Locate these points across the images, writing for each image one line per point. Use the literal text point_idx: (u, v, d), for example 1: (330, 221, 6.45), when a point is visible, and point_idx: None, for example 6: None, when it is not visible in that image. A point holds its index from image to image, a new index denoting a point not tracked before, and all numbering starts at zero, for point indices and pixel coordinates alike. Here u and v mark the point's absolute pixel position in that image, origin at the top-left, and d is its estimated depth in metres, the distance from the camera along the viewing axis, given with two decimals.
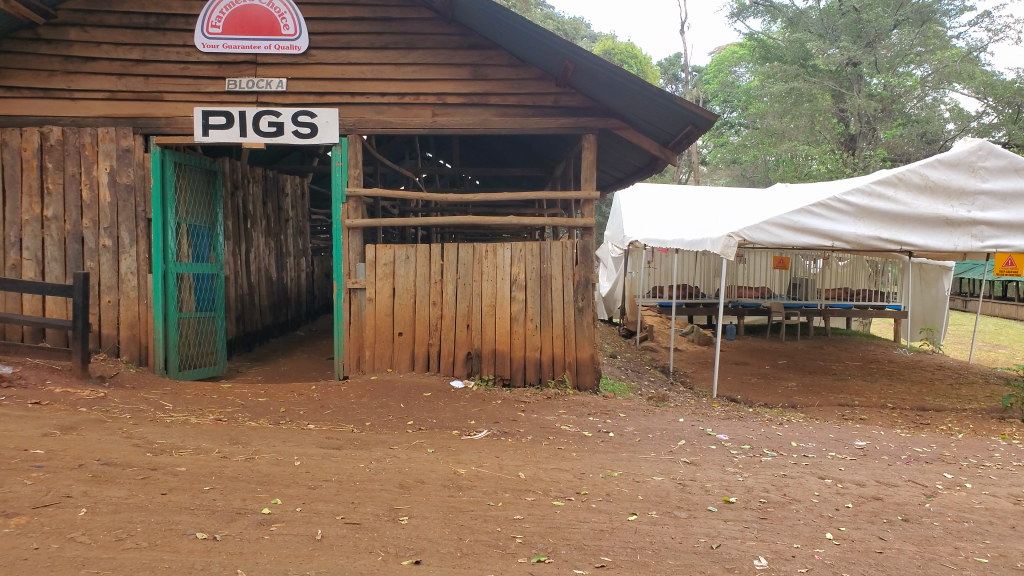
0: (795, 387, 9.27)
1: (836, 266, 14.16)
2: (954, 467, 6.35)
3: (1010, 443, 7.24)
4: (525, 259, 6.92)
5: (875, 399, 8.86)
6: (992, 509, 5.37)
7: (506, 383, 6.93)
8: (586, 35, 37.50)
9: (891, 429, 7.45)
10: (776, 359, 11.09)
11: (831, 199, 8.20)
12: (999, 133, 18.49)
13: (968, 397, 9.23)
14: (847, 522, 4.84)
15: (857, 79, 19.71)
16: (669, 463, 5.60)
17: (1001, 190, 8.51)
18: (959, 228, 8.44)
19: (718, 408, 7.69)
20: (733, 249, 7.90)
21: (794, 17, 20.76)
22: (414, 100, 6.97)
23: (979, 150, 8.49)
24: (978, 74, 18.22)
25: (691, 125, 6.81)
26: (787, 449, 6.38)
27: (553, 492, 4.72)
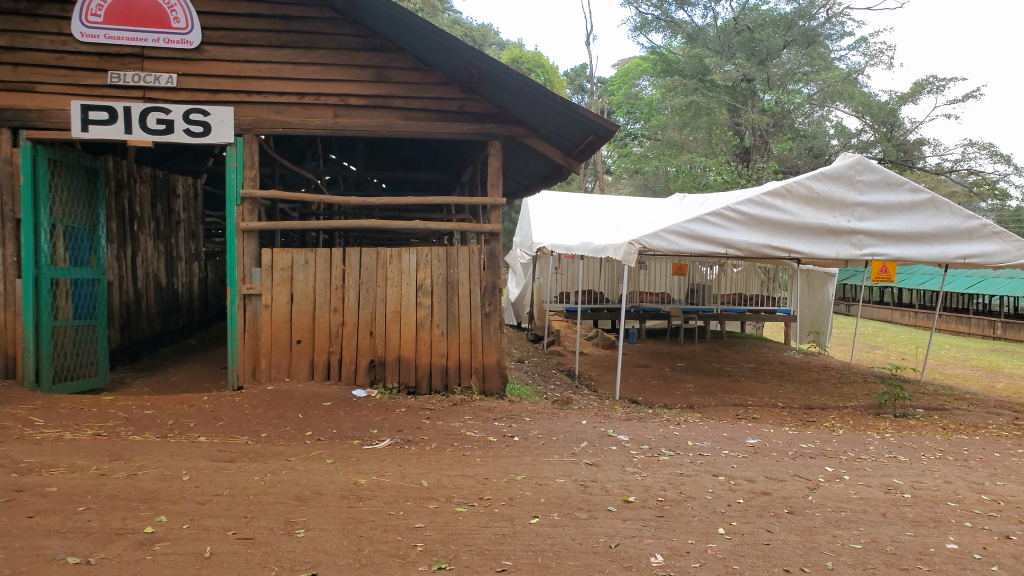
0: (692, 388, 9.58)
1: (731, 273, 14.67)
2: (834, 461, 6.72)
3: (883, 437, 7.76)
4: (431, 265, 6.86)
5: (766, 398, 9.26)
6: (865, 499, 5.75)
7: (411, 391, 6.84)
8: (493, 43, 37.73)
9: (780, 427, 7.81)
10: (675, 362, 11.43)
11: (725, 208, 8.50)
12: (875, 150, 19.85)
13: (849, 395, 9.80)
14: (737, 517, 5.04)
15: (751, 95, 20.57)
16: (572, 465, 5.67)
17: (876, 202, 9.09)
18: (840, 238, 8.96)
19: (620, 409, 7.85)
20: (634, 255, 8.05)
21: (693, 33, 21.45)
22: (315, 101, 6.80)
23: (856, 165, 9.05)
24: (857, 95, 19.71)
25: (594, 134, 6.95)
26: (684, 448, 6.57)
27: (456, 499, 4.69)
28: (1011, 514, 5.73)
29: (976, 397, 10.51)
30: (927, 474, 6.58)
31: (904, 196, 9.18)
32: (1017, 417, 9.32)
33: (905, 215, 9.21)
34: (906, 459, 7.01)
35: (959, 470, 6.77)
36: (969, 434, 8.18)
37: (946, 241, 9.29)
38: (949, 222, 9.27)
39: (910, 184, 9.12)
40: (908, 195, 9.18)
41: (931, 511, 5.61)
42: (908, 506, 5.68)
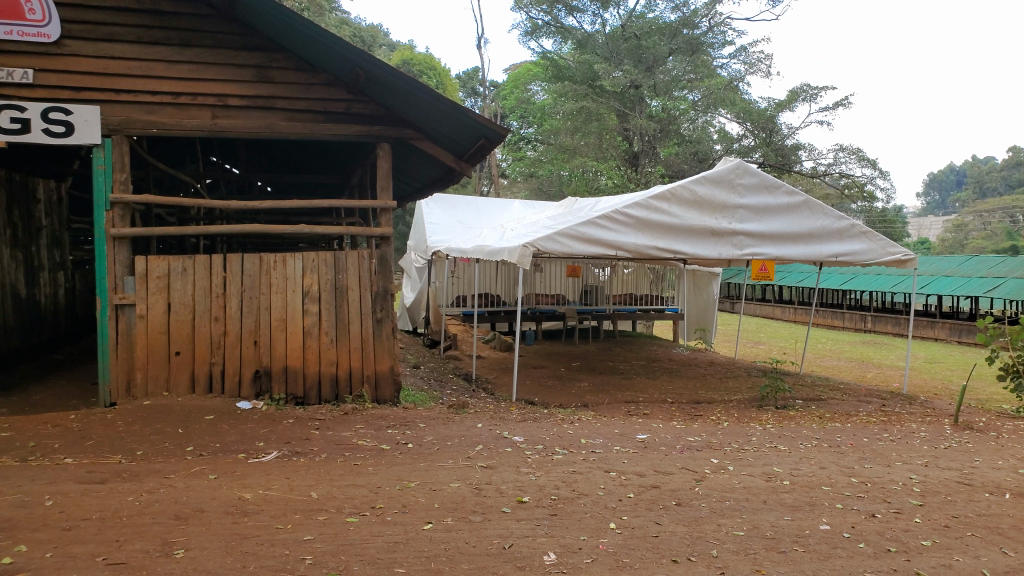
0: (587, 387, 9.75)
1: (622, 273, 15.04)
2: (720, 453, 7.00)
3: (765, 428, 8.15)
4: (318, 270, 6.70)
5: (656, 395, 9.54)
6: (747, 487, 6.03)
7: (299, 401, 6.65)
8: (384, 45, 37.42)
9: (669, 422, 8.07)
10: (571, 362, 11.62)
11: (614, 211, 8.71)
12: (755, 154, 20.82)
13: (734, 389, 10.24)
14: (627, 511, 5.17)
15: (639, 100, 21.22)
16: (467, 468, 5.66)
17: (755, 204, 9.55)
18: (722, 239, 9.35)
19: (515, 411, 7.89)
20: (528, 258, 8.09)
21: (583, 39, 22.04)
22: (191, 101, 6.50)
23: (736, 169, 9.48)
24: (738, 102, 20.46)
25: (484, 137, 6.98)
26: (577, 446, 6.68)
27: (347, 509, 4.58)
28: (877, 494, 6.15)
29: (848, 387, 11.20)
30: (803, 461, 6.96)
31: (780, 199, 9.69)
32: (884, 404, 10.01)
33: (781, 216, 9.72)
34: (785, 448, 7.38)
35: (832, 456, 7.20)
36: (841, 422, 8.71)
37: (819, 241, 9.87)
38: (820, 222, 9.86)
39: (785, 187, 9.64)
40: (783, 198, 9.70)
41: (807, 496, 5.94)
42: (786, 492, 5.99)
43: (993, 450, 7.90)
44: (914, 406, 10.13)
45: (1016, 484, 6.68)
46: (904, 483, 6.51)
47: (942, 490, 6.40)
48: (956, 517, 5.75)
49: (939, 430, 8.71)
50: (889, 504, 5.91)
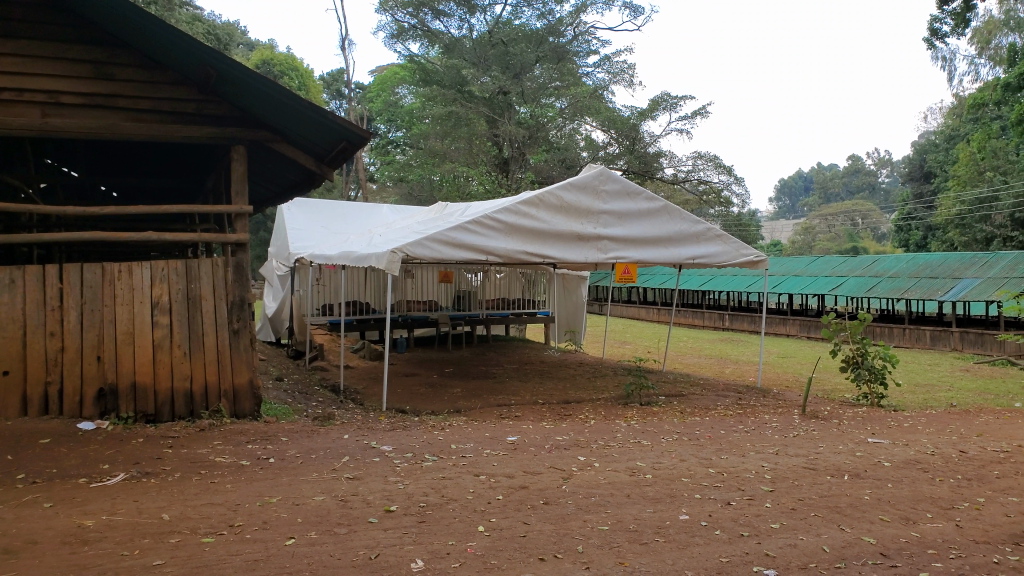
0: (459, 393, 9.75)
1: (494, 278, 14.96)
2: (586, 451, 7.19)
3: (630, 424, 8.46)
4: (168, 280, 6.38)
5: (528, 397, 9.68)
6: (613, 483, 6.23)
7: (150, 419, 6.26)
8: (241, 44, 35.89)
9: (539, 423, 8.22)
10: (443, 368, 11.59)
11: (483, 216, 8.73)
12: (619, 162, 21.63)
13: (601, 388, 10.55)
14: (496, 514, 5.21)
15: (507, 106, 21.50)
16: (332, 481, 5.52)
17: (618, 210, 9.90)
18: (587, 243, 9.60)
19: (385, 420, 7.78)
20: (396, 264, 7.96)
21: (450, 44, 21.98)
22: (17, 97, 5.96)
23: (599, 176, 9.81)
24: (602, 110, 21.20)
25: (346, 140, 6.91)
26: (447, 452, 6.67)
27: (202, 529, 4.35)
28: (732, 483, 6.52)
29: (707, 382, 11.82)
30: (665, 455, 7.26)
31: (641, 204, 10.07)
32: (739, 397, 10.64)
33: (642, 221, 10.12)
34: (648, 442, 7.68)
35: (692, 449, 7.56)
36: (701, 416, 9.18)
37: (678, 244, 10.35)
38: (679, 226, 10.35)
39: (646, 194, 10.04)
40: (644, 203, 10.10)
41: (668, 488, 6.21)
42: (649, 485, 6.24)
43: (834, 436, 8.58)
44: (767, 398, 10.81)
45: (853, 466, 7.28)
46: (756, 471, 6.93)
47: (790, 475, 6.87)
48: (801, 500, 6.19)
49: (787, 419, 9.36)
50: (742, 492, 6.27)
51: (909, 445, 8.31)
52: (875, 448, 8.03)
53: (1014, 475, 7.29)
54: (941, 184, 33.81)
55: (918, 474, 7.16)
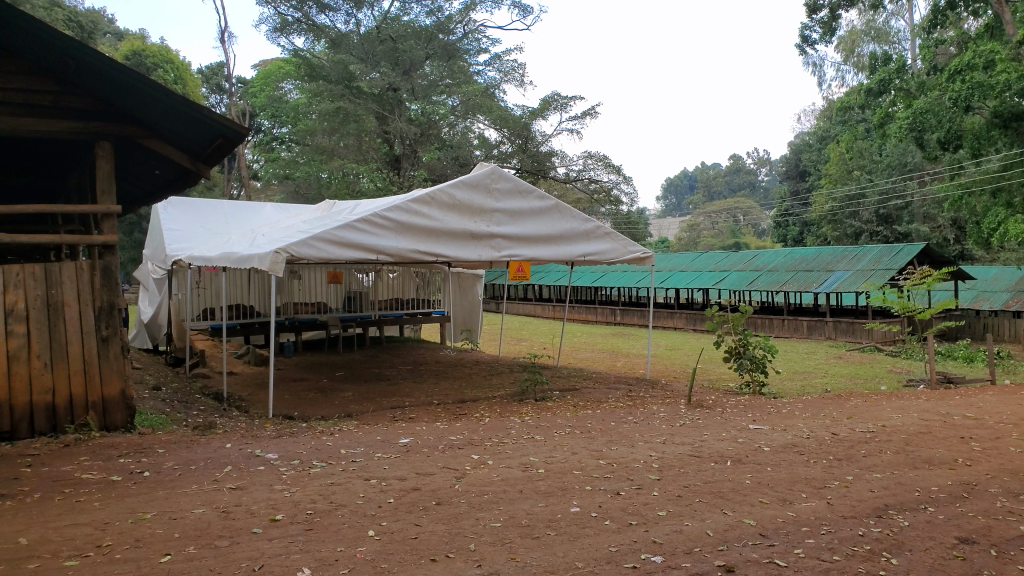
0: (350, 396, 9.55)
1: (387, 278, 14.73)
2: (480, 449, 7.20)
3: (524, 420, 8.54)
4: (24, 285, 5.91)
5: (422, 397, 9.60)
6: (505, 480, 6.26)
7: (6, 437, 5.78)
8: (107, 34, 33.84)
9: (432, 423, 8.16)
10: (334, 372, 11.32)
11: (372, 215, 8.56)
12: (513, 160, 21.87)
13: (496, 386, 10.59)
14: (387, 517, 5.13)
15: (397, 103, 21.26)
16: (213, 492, 5.28)
17: (510, 209, 9.96)
18: (481, 241, 9.59)
19: (270, 427, 7.52)
20: (282, 265, 7.70)
21: (337, 38, 21.54)
22: None
23: (491, 175, 9.84)
24: (493, 109, 20.91)
25: (222, 136, 6.70)
26: (336, 457, 6.52)
27: (65, 552, 4.06)
28: (621, 473, 6.69)
29: (599, 376, 12.10)
30: (557, 449, 7.37)
31: (533, 203, 10.18)
32: (629, 389, 10.94)
33: (534, 219, 10.22)
34: (541, 437, 7.77)
35: (583, 442, 7.70)
36: (593, 409, 9.38)
37: (570, 242, 10.52)
38: (570, 224, 10.53)
39: (538, 193, 10.15)
40: (536, 202, 10.20)
41: (559, 481, 6.30)
42: (540, 480, 6.31)
43: (719, 424, 8.96)
44: (656, 390, 11.16)
45: (734, 452, 7.62)
46: (644, 461, 7.14)
47: (676, 463, 7.11)
48: (686, 487, 6.41)
49: (674, 409, 9.70)
50: (631, 481, 6.44)
51: (787, 430, 8.78)
52: (756, 434, 8.43)
53: (879, 453, 7.85)
54: (814, 183, 35.88)
55: (794, 457, 7.56)
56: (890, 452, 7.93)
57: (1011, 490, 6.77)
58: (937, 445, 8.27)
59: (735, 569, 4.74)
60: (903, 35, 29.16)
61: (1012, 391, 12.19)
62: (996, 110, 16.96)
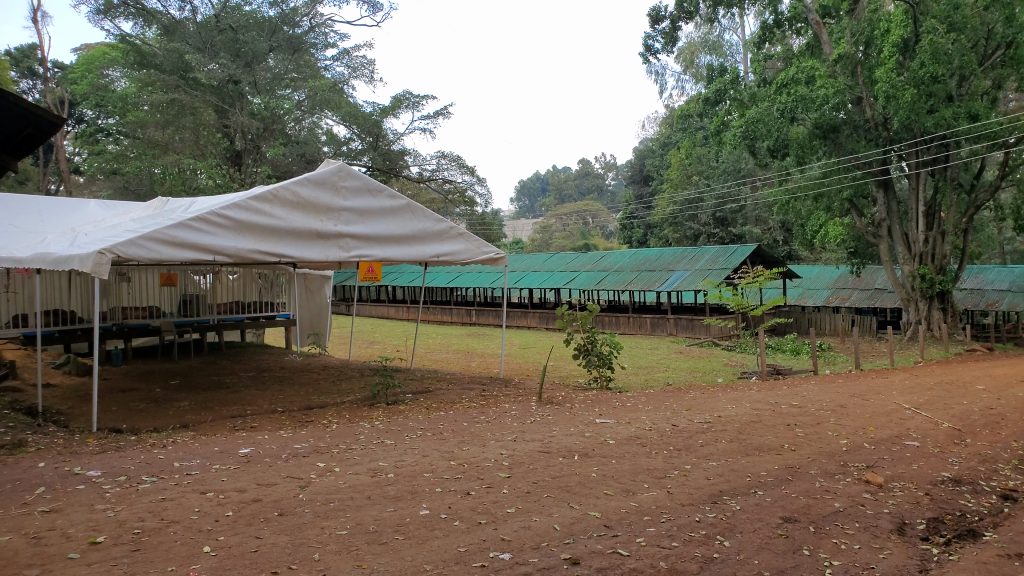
0: (187, 406, 9.00)
1: (227, 280, 14.00)
2: (326, 456, 6.99)
3: (373, 424, 8.39)
4: None
5: (266, 405, 9.20)
6: (352, 486, 6.11)
7: None
8: None
9: (276, 432, 7.84)
10: (169, 381, 10.62)
11: (209, 213, 8.12)
12: (363, 158, 21.42)
13: (346, 391, 10.34)
14: (224, 532, 4.85)
15: (238, 96, 20.10)
16: (23, 517, 4.80)
17: (359, 207, 9.75)
18: (329, 241, 9.31)
19: (92, 443, 6.93)
20: (107, 267, 7.08)
21: (169, 25, 20.06)
22: None
23: (339, 172, 9.61)
24: (342, 104, 20.90)
25: (32, 125, 6.11)
26: (168, 471, 6.11)
27: None
28: (471, 473, 6.73)
29: (452, 377, 12.10)
30: (408, 452, 7.29)
31: (384, 202, 10.03)
32: (482, 389, 11.01)
33: (385, 219, 10.07)
34: (391, 441, 7.66)
35: (434, 444, 7.66)
36: (445, 410, 9.37)
37: (422, 242, 10.44)
38: (422, 224, 10.45)
39: (388, 191, 10.01)
40: (387, 201, 10.05)
41: (409, 485, 6.24)
42: (389, 484, 6.22)
43: (567, 419, 9.21)
44: (509, 388, 11.32)
45: (582, 446, 7.86)
46: (494, 459, 7.21)
47: (525, 460, 7.24)
48: (535, 482, 6.54)
49: (526, 407, 9.87)
50: (481, 480, 6.50)
51: (631, 423, 9.16)
52: (602, 428, 8.74)
53: (714, 442, 8.36)
54: (658, 187, 37.72)
55: (637, 449, 7.91)
56: (724, 440, 8.47)
57: (827, 471, 7.43)
58: (765, 433, 8.93)
59: (580, 561, 4.88)
60: (735, 48, 31.38)
61: (830, 381, 13.39)
62: (817, 121, 18.66)
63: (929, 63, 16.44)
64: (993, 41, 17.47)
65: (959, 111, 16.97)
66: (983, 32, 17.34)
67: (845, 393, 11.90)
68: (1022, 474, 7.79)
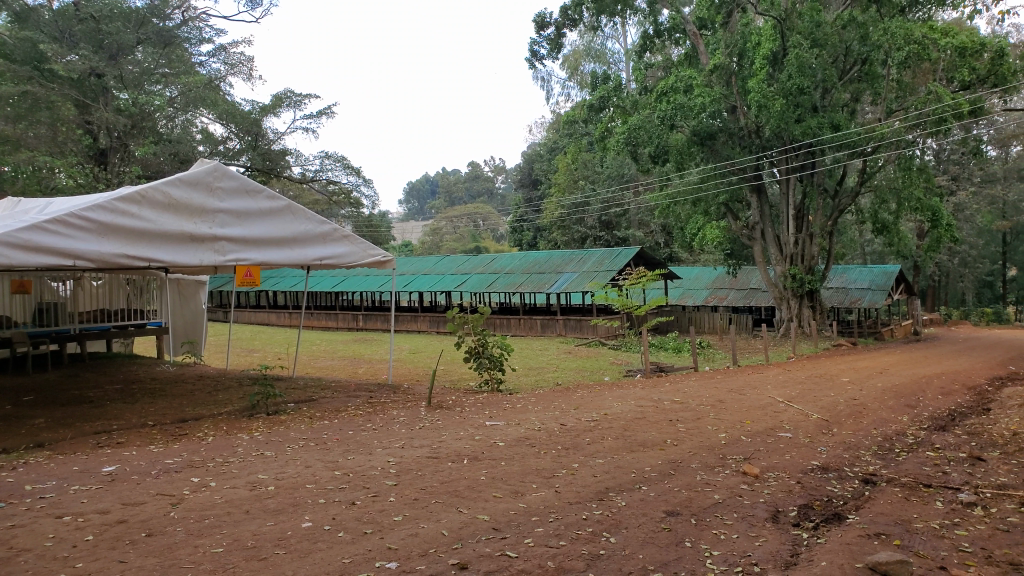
0: (44, 423, 8.33)
1: (91, 287, 13.05)
2: (201, 471, 6.63)
3: (253, 436, 8.05)
4: None
5: (134, 420, 8.65)
6: (230, 501, 5.82)
7: None
8: None
9: (145, 447, 7.38)
10: (24, 396, 9.80)
11: (68, 214, 7.52)
12: (241, 158, 20.94)
13: (223, 402, 9.87)
14: (83, 557, 4.51)
15: (102, 92, 19.07)
16: None
17: (235, 209, 9.33)
18: (203, 244, 8.85)
19: None
20: None
21: (22, 12, 18.25)
22: None
23: (214, 172, 9.18)
24: (219, 102, 19.98)
25: None
26: (18, 495, 5.61)
27: None
28: (357, 482, 6.55)
29: (338, 384, 11.78)
30: (289, 463, 7.02)
31: (262, 203, 9.66)
32: (369, 396, 10.79)
33: (264, 220, 9.69)
34: (271, 453, 7.37)
35: (317, 454, 7.43)
36: (330, 419, 9.11)
37: (304, 245, 10.12)
38: (304, 226, 10.14)
39: (266, 192, 9.65)
40: (265, 202, 9.69)
41: (290, 497, 6.00)
42: (270, 497, 5.96)
43: (456, 423, 9.15)
44: (396, 394, 11.14)
45: (471, 450, 7.82)
46: (381, 467, 7.05)
47: (413, 467, 7.13)
48: (422, 489, 6.45)
49: (414, 412, 9.75)
50: (367, 489, 6.34)
51: (520, 424, 9.21)
52: (491, 431, 8.74)
53: (601, 440, 8.53)
54: (546, 191, 38.33)
55: (526, 450, 7.96)
56: (610, 438, 8.65)
57: (707, 464, 7.71)
58: (649, 429, 9.19)
59: (469, 565, 4.83)
60: (618, 56, 32.21)
61: (709, 377, 13.98)
62: (695, 128, 19.42)
63: (796, 75, 17.39)
64: (851, 57, 18.80)
65: (823, 121, 18.10)
66: (842, 49, 18.62)
67: (723, 389, 12.44)
68: (881, 459, 8.36)
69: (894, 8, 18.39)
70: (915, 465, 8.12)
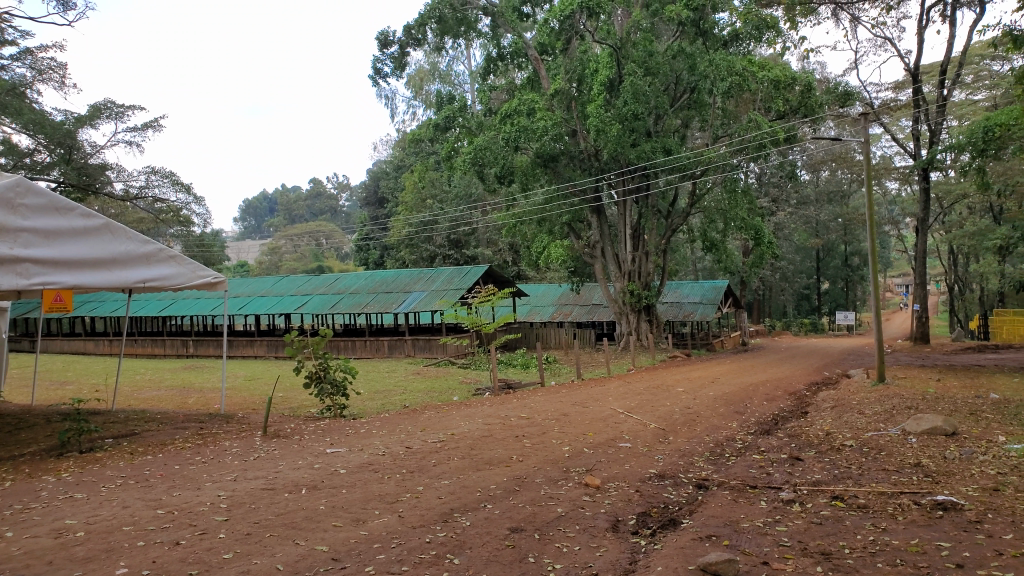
0: None
1: None
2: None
3: (59, 478, 7.32)
4: None
5: None
6: (30, 552, 5.24)
7: None
8: None
9: None
10: None
11: None
12: (52, 172, 19.08)
13: (26, 441, 8.94)
14: None
15: None
16: None
17: (42, 227, 8.45)
18: (3, 266, 7.88)
19: None
20: None
21: None
22: None
23: (17, 187, 8.26)
24: (26, 110, 18.03)
25: None
26: None
27: None
28: (183, 520, 6.11)
29: (164, 416, 10.97)
30: (103, 505, 6.45)
31: (74, 221, 8.85)
32: (199, 427, 10.14)
33: (77, 240, 8.87)
34: (82, 495, 6.73)
35: (137, 493, 6.87)
36: (154, 454, 8.48)
37: (123, 267, 9.39)
38: (123, 246, 9.43)
39: (79, 209, 8.87)
40: (77, 221, 8.88)
41: (103, 542, 5.49)
42: (78, 544, 5.43)
43: (294, 452, 8.80)
44: (231, 424, 10.56)
45: (310, 479, 7.54)
46: (210, 502, 6.63)
47: (246, 500, 6.76)
48: (256, 522, 6.11)
49: (249, 443, 9.25)
50: (193, 527, 5.93)
51: (363, 450, 8.98)
52: (332, 458, 8.45)
53: (446, 460, 8.48)
54: (392, 210, 38.05)
55: (369, 475, 7.77)
56: (456, 458, 8.62)
57: (551, 478, 7.86)
58: (495, 446, 9.26)
59: None
60: (462, 78, 32.85)
61: (554, 391, 14.30)
62: (539, 150, 20.01)
63: (630, 102, 18.25)
64: (681, 86, 20.14)
65: (656, 146, 19.23)
66: (673, 78, 19.91)
67: (567, 403, 12.78)
68: (712, 464, 8.88)
69: (717, 42, 19.80)
70: (743, 468, 8.70)
